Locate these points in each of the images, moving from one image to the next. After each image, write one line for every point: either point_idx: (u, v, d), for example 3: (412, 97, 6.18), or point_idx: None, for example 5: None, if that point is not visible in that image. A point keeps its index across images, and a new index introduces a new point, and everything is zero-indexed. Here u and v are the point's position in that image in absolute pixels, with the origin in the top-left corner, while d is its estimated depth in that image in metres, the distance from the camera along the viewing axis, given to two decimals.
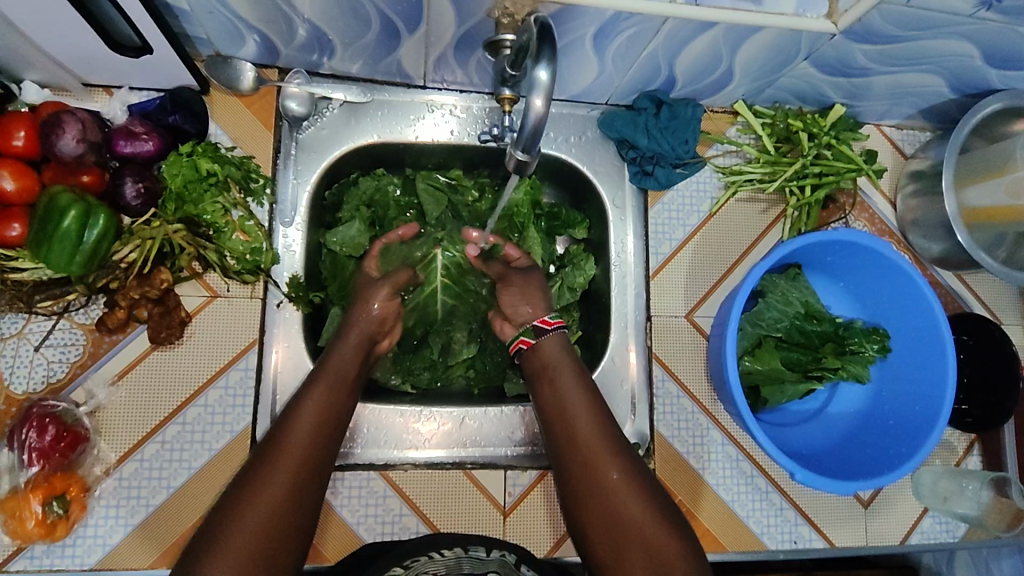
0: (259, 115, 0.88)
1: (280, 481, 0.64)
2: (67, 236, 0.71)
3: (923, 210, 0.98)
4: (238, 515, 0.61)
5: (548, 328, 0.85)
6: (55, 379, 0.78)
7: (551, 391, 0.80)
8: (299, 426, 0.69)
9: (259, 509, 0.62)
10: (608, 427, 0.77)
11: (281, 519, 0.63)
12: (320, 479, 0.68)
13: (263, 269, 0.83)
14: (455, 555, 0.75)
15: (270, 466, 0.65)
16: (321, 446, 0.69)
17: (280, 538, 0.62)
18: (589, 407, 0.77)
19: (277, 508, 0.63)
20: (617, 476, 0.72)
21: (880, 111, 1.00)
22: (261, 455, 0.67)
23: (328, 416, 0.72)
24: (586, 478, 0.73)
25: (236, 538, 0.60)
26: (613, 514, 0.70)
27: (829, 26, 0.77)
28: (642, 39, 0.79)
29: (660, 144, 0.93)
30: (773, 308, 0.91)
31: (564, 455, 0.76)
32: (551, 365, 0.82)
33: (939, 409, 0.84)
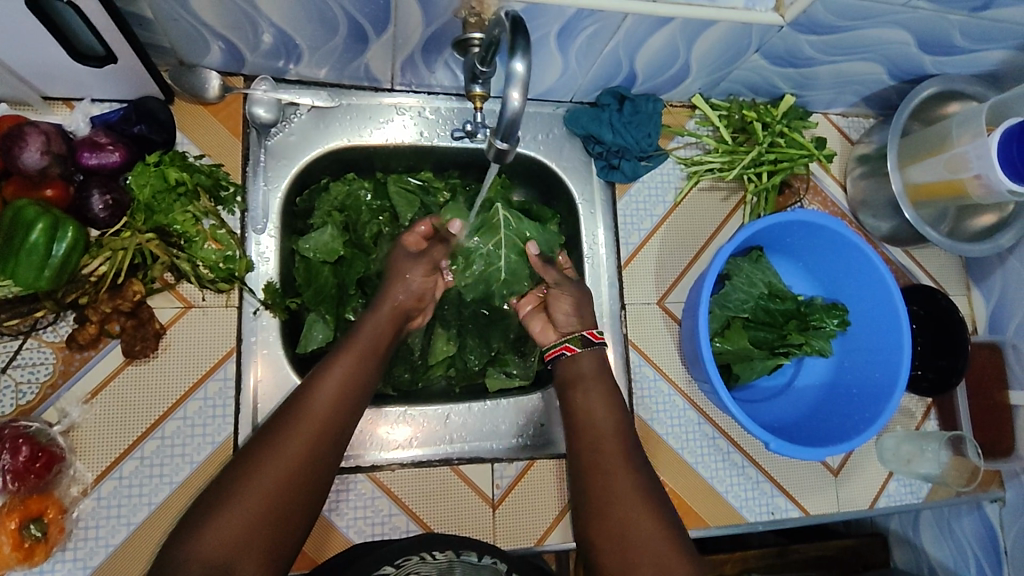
0: (227, 123, 0.88)
1: (282, 471, 0.65)
2: (35, 250, 0.69)
3: (871, 190, 1.04)
4: (238, 500, 0.63)
5: (596, 340, 0.87)
6: (25, 401, 0.76)
7: (576, 399, 0.84)
8: (312, 412, 0.69)
9: (258, 497, 0.63)
10: (627, 440, 0.80)
11: (275, 516, 0.64)
12: (325, 473, 0.68)
13: (237, 277, 0.82)
14: (447, 558, 0.74)
15: (275, 453, 0.66)
16: (336, 430, 0.70)
17: (271, 533, 0.63)
18: (613, 418, 0.82)
19: (274, 498, 0.64)
20: (627, 483, 0.75)
21: (826, 100, 1.06)
22: (268, 438, 0.68)
23: (345, 404, 0.72)
24: (598, 480, 0.77)
25: (231, 522, 0.62)
26: (616, 514, 0.73)
27: (777, 18, 0.82)
28: (603, 35, 0.83)
29: (624, 138, 0.96)
30: (739, 290, 0.95)
31: (580, 459, 0.80)
32: (578, 379, 0.85)
33: (898, 375, 0.88)
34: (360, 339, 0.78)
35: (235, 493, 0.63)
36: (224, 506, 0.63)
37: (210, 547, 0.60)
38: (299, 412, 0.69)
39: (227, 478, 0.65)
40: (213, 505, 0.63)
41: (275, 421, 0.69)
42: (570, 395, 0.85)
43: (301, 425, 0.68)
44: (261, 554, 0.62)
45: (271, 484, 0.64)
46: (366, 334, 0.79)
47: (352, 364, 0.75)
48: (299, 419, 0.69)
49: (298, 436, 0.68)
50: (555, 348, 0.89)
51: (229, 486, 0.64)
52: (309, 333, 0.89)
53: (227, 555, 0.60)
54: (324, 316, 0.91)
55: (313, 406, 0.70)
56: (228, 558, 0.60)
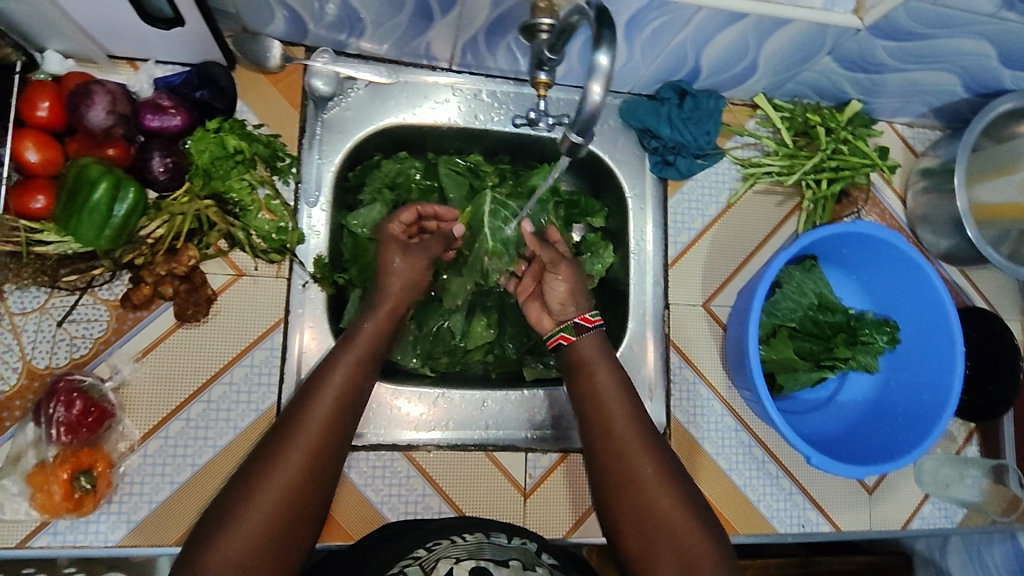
0: (285, 94, 0.88)
1: (282, 485, 0.62)
2: (97, 208, 0.70)
3: (932, 206, 1.01)
4: (238, 516, 0.60)
5: (588, 326, 0.85)
6: (78, 355, 0.77)
7: (588, 388, 0.81)
8: (309, 426, 0.66)
9: (257, 515, 0.60)
10: (642, 425, 0.78)
11: (277, 531, 0.61)
12: (325, 486, 0.66)
13: (289, 249, 0.83)
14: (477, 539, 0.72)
15: (274, 468, 0.63)
16: (334, 439, 0.67)
17: (277, 548, 0.61)
18: (626, 404, 0.79)
19: (277, 515, 0.61)
20: (650, 474, 0.75)
21: (892, 108, 1.02)
22: (264, 454, 0.65)
23: (340, 412, 0.69)
24: (619, 470, 0.75)
25: (236, 537, 0.59)
26: (645, 507, 0.73)
27: (855, 21, 0.79)
28: (672, 28, 0.80)
29: (682, 134, 0.95)
30: (788, 298, 0.93)
31: (597, 447, 0.78)
32: (589, 361, 0.83)
33: (947, 399, 0.86)
34: (365, 327, 0.77)
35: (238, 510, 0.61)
36: (224, 524, 0.60)
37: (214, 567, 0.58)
38: (294, 426, 0.66)
39: (226, 496, 0.63)
40: (215, 524, 0.60)
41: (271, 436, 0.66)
42: (583, 379, 0.82)
43: (296, 437, 0.65)
44: (268, 568, 0.60)
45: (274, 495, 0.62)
46: (373, 318, 0.78)
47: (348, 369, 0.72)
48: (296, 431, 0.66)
49: (297, 449, 0.65)
50: (554, 338, 0.86)
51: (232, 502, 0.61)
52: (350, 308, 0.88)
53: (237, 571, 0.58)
54: (367, 294, 0.89)
55: (309, 415, 0.67)
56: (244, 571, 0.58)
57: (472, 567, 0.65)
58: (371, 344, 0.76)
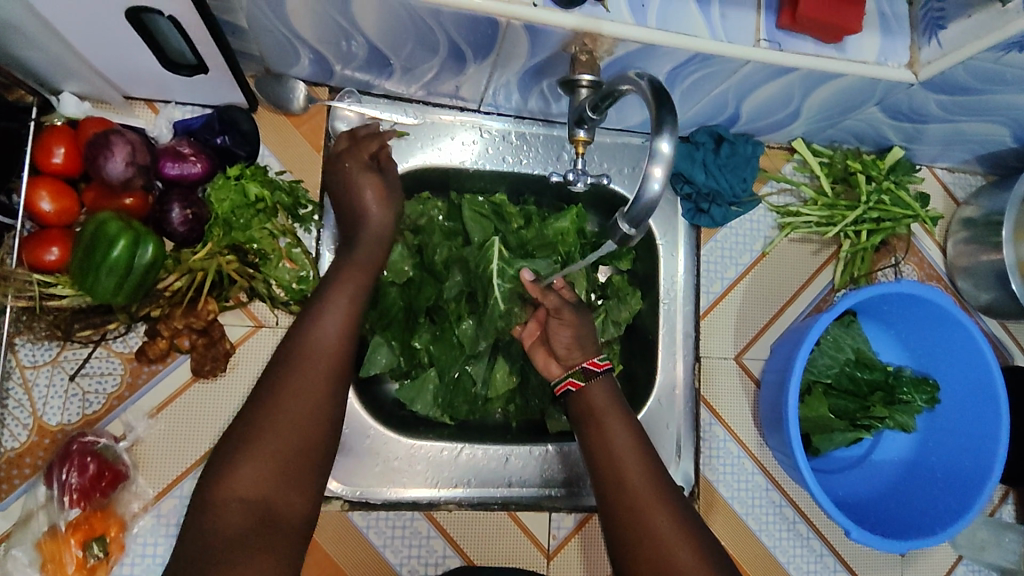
0: (308, 136, 0.84)
1: (293, 415, 0.62)
2: (116, 266, 0.67)
3: (974, 258, 0.97)
4: (251, 453, 0.59)
5: (598, 371, 0.80)
6: (91, 411, 0.74)
7: (598, 436, 0.77)
8: (317, 348, 0.66)
9: (270, 451, 0.60)
10: (657, 474, 0.74)
11: (293, 466, 0.61)
12: (336, 417, 0.65)
13: (310, 299, 0.79)
14: None
15: (283, 401, 0.62)
16: (336, 373, 0.66)
17: (295, 474, 0.61)
18: (638, 450, 0.76)
19: (290, 448, 0.61)
20: (667, 525, 0.70)
21: (935, 154, 0.98)
22: (271, 379, 0.64)
23: (342, 342, 0.67)
24: (635, 523, 0.71)
25: (251, 475, 0.59)
26: (665, 561, 0.68)
27: (909, 76, 0.75)
28: (715, 79, 0.77)
29: (718, 181, 0.91)
30: (825, 355, 0.90)
31: (611, 500, 0.73)
32: (599, 412, 0.79)
33: (991, 467, 0.83)
34: (357, 261, 0.74)
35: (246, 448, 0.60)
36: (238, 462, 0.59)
37: (236, 506, 0.58)
38: (298, 356, 0.65)
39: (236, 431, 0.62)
40: (227, 459, 0.60)
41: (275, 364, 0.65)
42: (594, 430, 0.78)
43: (300, 366, 0.64)
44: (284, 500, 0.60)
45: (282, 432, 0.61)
46: (361, 255, 0.75)
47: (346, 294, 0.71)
48: (297, 367, 0.64)
49: (304, 380, 0.64)
50: (561, 385, 0.83)
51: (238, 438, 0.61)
52: (372, 357, 0.88)
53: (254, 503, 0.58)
54: (389, 341, 0.90)
55: (311, 346, 0.66)
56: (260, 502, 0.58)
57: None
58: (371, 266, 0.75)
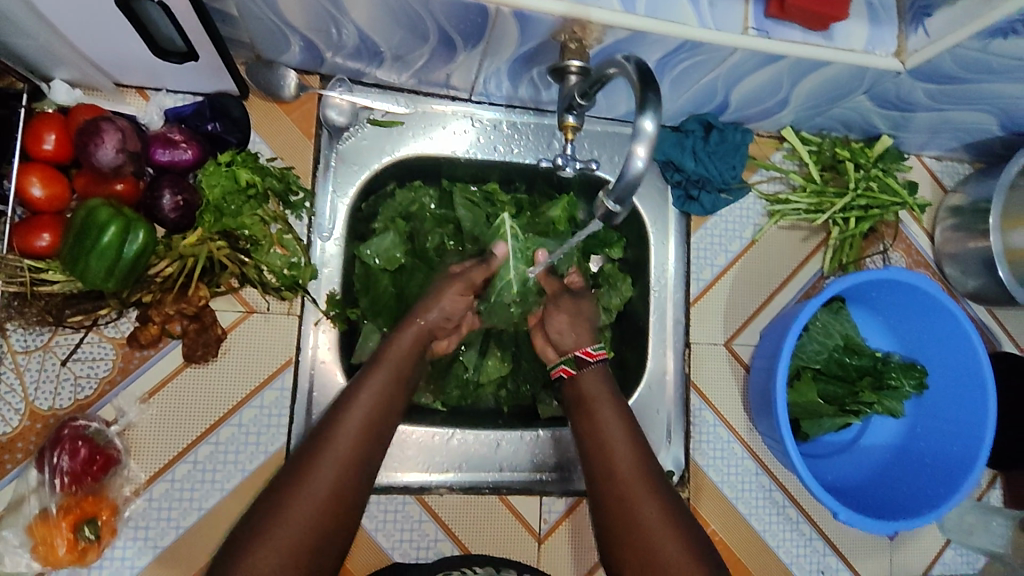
0: (300, 123, 0.85)
1: (321, 494, 0.64)
2: (108, 251, 0.67)
3: (962, 245, 0.98)
4: (277, 524, 0.61)
5: (590, 360, 0.83)
6: (83, 396, 0.75)
7: (591, 425, 0.78)
8: (344, 435, 0.69)
9: (294, 523, 0.61)
10: (645, 463, 0.75)
11: (313, 544, 0.62)
12: (360, 498, 0.66)
13: (301, 285, 0.80)
14: None
15: (313, 480, 0.64)
16: (361, 459, 0.68)
17: (307, 563, 0.61)
18: (629, 439, 0.77)
19: (312, 527, 0.62)
20: (652, 511, 0.71)
21: (923, 142, 0.99)
22: (303, 457, 0.66)
23: (372, 429, 0.70)
24: (620, 509, 0.72)
25: (266, 560, 0.59)
26: (648, 550, 0.69)
27: (897, 64, 0.75)
28: (704, 67, 0.77)
29: (707, 168, 0.91)
30: (814, 341, 0.91)
31: (599, 487, 0.74)
32: (591, 398, 0.81)
33: (979, 450, 0.83)
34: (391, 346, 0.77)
35: (264, 531, 0.61)
36: (263, 533, 0.61)
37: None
38: (331, 435, 0.68)
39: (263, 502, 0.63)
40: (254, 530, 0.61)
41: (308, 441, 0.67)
42: (585, 417, 0.80)
43: (333, 448, 0.67)
44: None
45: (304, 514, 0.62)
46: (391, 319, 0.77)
47: (378, 387, 0.74)
48: (326, 450, 0.67)
49: (328, 462, 0.66)
50: (554, 371, 0.85)
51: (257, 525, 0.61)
52: (363, 344, 0.87)
53: None
54: (380, 328, 0.89)
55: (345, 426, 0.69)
56: None
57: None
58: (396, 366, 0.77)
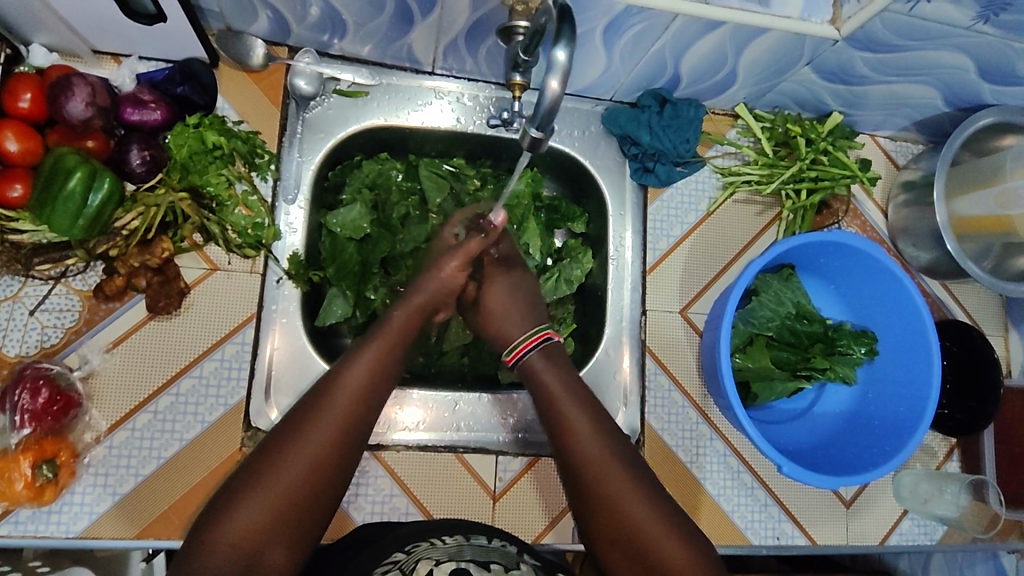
0: (267, 92, 0.89)
1: (307, 465, 0.60)
2: (71, 197, 0.71)
3: (913, 219, 1.01)
4: (260, 489, 0.58)
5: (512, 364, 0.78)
6: (49, 344, 0.77)
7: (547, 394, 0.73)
8: (341, 394, 0.64)
9: (282, 487, 0.58)
10: (611, 434, 0.70)
11: (298, 512, 0.59)
12: (348, 470, 0.62)
13: (264, 244, 0.83)
14: (456, 541, 0.68)
15: (305, 438, 0.61)
16: (359, 421, 0.64)
17: (296, 522, 0.59)
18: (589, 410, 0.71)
19: (296, 494, 0.59)
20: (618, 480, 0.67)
21: (876, 121, 1.03)
22: (292, 422, 0.62)
23: (370, 391, 0.65)
24: (588, 478, 0.68)
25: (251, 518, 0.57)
26: (613, 514, 0.67)
27: (832, 32, 0.80)
28: (651, 35, 0.81)
29: (661, 141, 0.95)
30: (765, 307, 0.93)
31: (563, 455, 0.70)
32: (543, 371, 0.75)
33: (924, 410, 0.86)
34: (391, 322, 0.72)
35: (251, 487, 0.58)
36: (244, 497, 0.58)
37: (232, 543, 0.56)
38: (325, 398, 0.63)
39: (245, 467, 0.60)
40: (231, 494, 0.58)
41: (302, 403, 0.63)
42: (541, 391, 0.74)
43: (328, 411, 0.62)
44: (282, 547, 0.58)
45: (295, 473, 0.59)
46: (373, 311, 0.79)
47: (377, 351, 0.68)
48: (323, 408, 0.63)
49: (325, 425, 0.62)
50: None
51: (245, 480, 0.59)
52: (328, 307, 0.90)
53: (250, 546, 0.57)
54: (345, 292, 0.92)
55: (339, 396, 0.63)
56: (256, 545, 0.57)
57: (453, 570, 0.61)
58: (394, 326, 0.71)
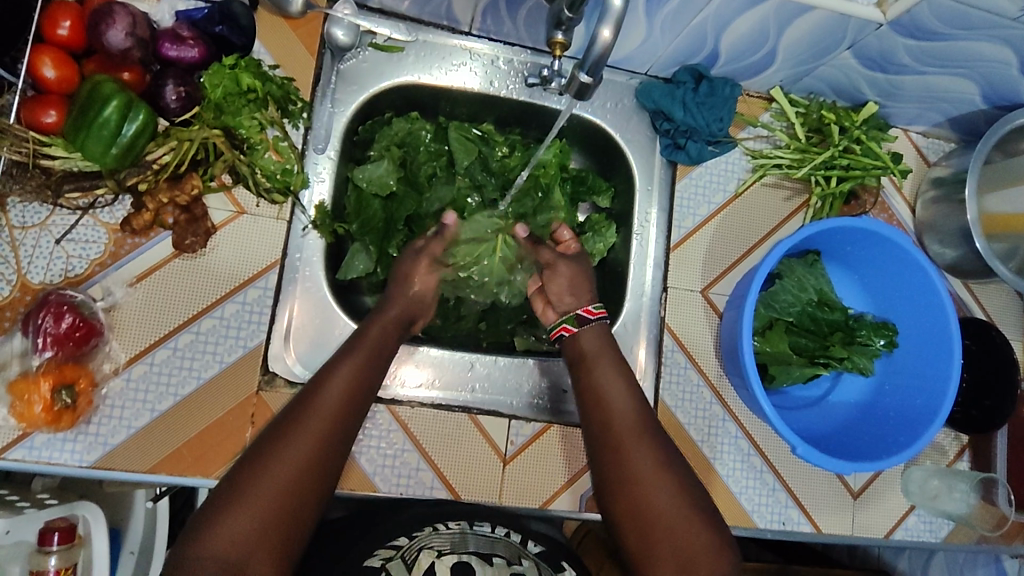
0: (304, 40, 0.88)
1: (290, 470, 0.60)
2: (106, 124, 0.72)
3: (941, 215, 1.00)
4: (242, 501, 0.58)
5: (590, 318, 0.83)
6: (74, 274, 0.77)
7: (589, 380, 0.77)
8: (319, 407, 0.65)
9: (262, 498, 0.58)
10: (646, 414, 0.73)
11: (282, 521, 0.58)
12: (333, 476, 0.62)
13: (292, 191, 0.83)
14: (460, 529, 0.68)
15: (282, 450, 0.61)
16: (341, 430, 0.64)
17: (280, 532, 0.58)
18: (627, 392, 0.75)
19: (281, 502, 0.58)
20: (647, 464, 0.68)
21: (910, 115, 1.02)
22: (276, 430, 0.63)
23: (348, 401, 0.67)
24: (616, 464, 0.69)
25: (233, 531, 0.56)
26: (636, 500, 0.67)
27: (877, 15, 0.79)
28: (693, 7, 0.80)
29: (695, 117, 0.94)
30: (788, 292, 0.92)
31: (596, 438, 0.73)
32: (591, 354, 0.80)
33: (941, 404, 0.85)
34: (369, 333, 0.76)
35: (232, 501, 0.58)
36: (226, 512, 0.57)
37: (217, 554, 0.55)
38: (304, 411, 0.64)
39: (227, 483, 0.60)
40: (213, 511, 0.58)
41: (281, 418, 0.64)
42: (583, 374, 0.79)
43: (307, 421, 0.63)
44: (270, 556, 0.57)
45: (276, 482, 0.59)
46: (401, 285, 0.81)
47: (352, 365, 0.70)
48: (301, 420, 0.63)
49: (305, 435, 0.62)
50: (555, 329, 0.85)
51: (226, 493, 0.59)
52: (350, 262, 0.91)
53: (237, 556, 0.56)
54: (368, 247, 0.92)
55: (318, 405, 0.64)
56: (241, 555, 0.56)
57: (454, 563, 0.62)
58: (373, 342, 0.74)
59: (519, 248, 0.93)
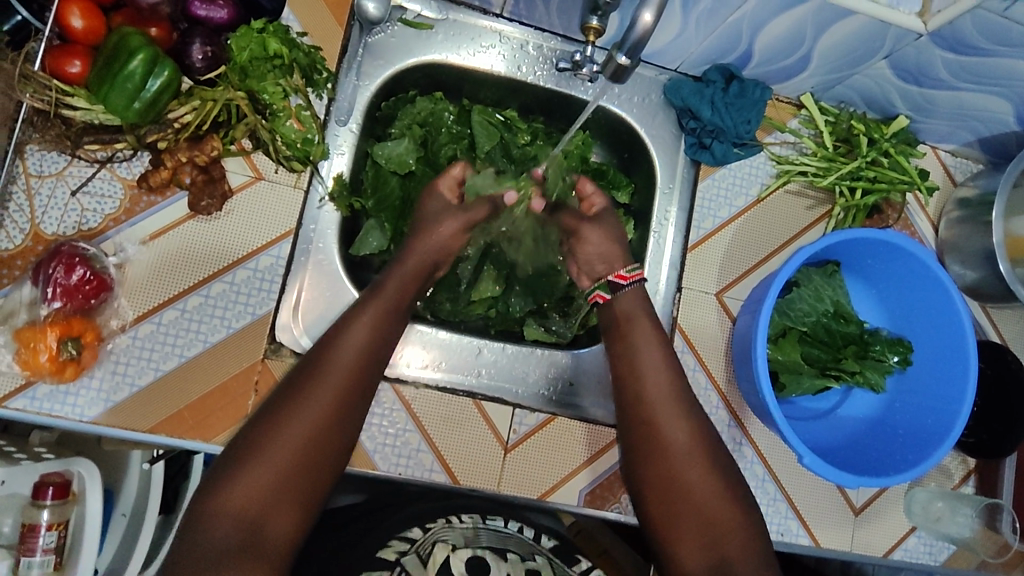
0: (333, 10, 0.87)
1: (304, 433, 0.63)
2: (130, 78, 0.71)
3: (964, 235, 0.99)
4: (261, 460, 0.61)
5: (624, 283, 0.85)
6: (87, 227, 0.77)
7: (626, 350, 0.80)
8: (332, 370, 0.67)
9: (277, 459, 0.61)
10: (680, 389, 0.77)
11: (299, 479, 0.62)
12: (345, 438, 0.65)
13: (311, 161, 0.82)
14: (473, 523, 0.83)
15: (297, 412, 0.63)
16: (353, 394, 0.67)
17: (298, 489, 0.62)
18: (663, 367, 0.78)
19: (297, 462, 0.62)
20: (682, 437, 0.74)
21: (941, 132, 1.00)
22: (290, 392, 0.65)
23: (361, 365, 0.68)
24: (650, 437, 0.75)
25: (250, 487, 0.60)
26: (667, 473, 0.73)
27: (919, 24, 0.78)
28: (730, 5, 0.79)
29: (723, 118, 0.92)
30: (804, 301, 0.91)
31: (629, 411, 0.77)
32: (626, 320, 0.82)
33: (953, 424, 0.84)
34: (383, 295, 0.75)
35: (250, 460, 0.61)
36: (243, 469, 0.61)
37: (238, 509, 0.59)
38: (316, 374, 0.66)
39: (244, 439, 0.63)
40: (229, 468, 0.61)
41: (294, 379, 0.66)
42: (618, 341, 0.81)
43: (321, 385, 0.65)
44: (290, 510, 0.61)
45: (293, 444, 0.62)
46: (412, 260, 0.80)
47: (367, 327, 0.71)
48: (315, 383, 0.66)
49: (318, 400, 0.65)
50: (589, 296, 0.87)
51: (246, 450, 0.62)
52: (363, 238, 0.89)
53: (257, 510, 0.60)
54: (382, 225, 0.91)
55: (332, 365, 0.67)
56: (263, 509, 0.60)
57: (468, 559, 0.76)
58: (389, 299, 0.75)
59: (535, 235, 0.92)
